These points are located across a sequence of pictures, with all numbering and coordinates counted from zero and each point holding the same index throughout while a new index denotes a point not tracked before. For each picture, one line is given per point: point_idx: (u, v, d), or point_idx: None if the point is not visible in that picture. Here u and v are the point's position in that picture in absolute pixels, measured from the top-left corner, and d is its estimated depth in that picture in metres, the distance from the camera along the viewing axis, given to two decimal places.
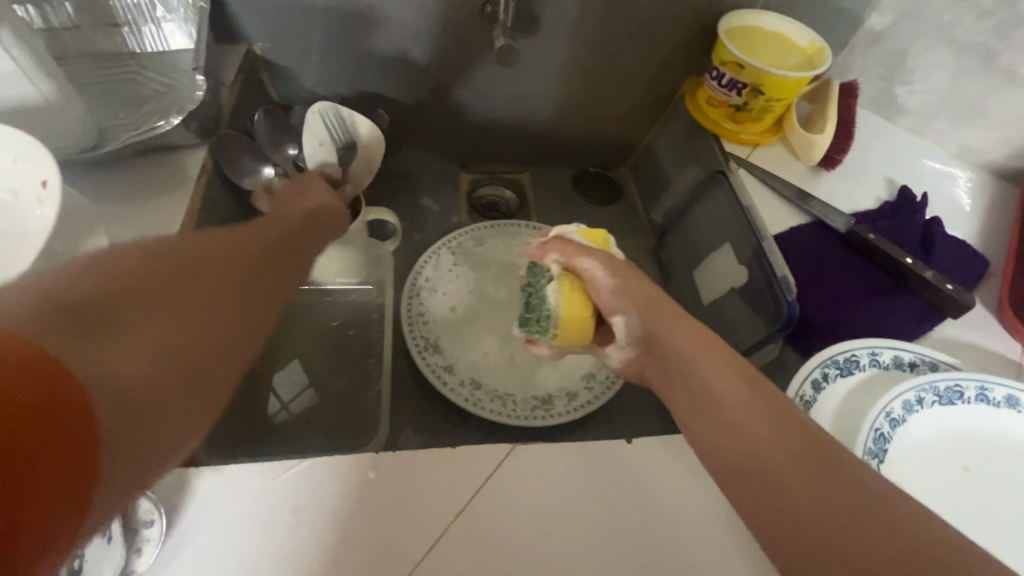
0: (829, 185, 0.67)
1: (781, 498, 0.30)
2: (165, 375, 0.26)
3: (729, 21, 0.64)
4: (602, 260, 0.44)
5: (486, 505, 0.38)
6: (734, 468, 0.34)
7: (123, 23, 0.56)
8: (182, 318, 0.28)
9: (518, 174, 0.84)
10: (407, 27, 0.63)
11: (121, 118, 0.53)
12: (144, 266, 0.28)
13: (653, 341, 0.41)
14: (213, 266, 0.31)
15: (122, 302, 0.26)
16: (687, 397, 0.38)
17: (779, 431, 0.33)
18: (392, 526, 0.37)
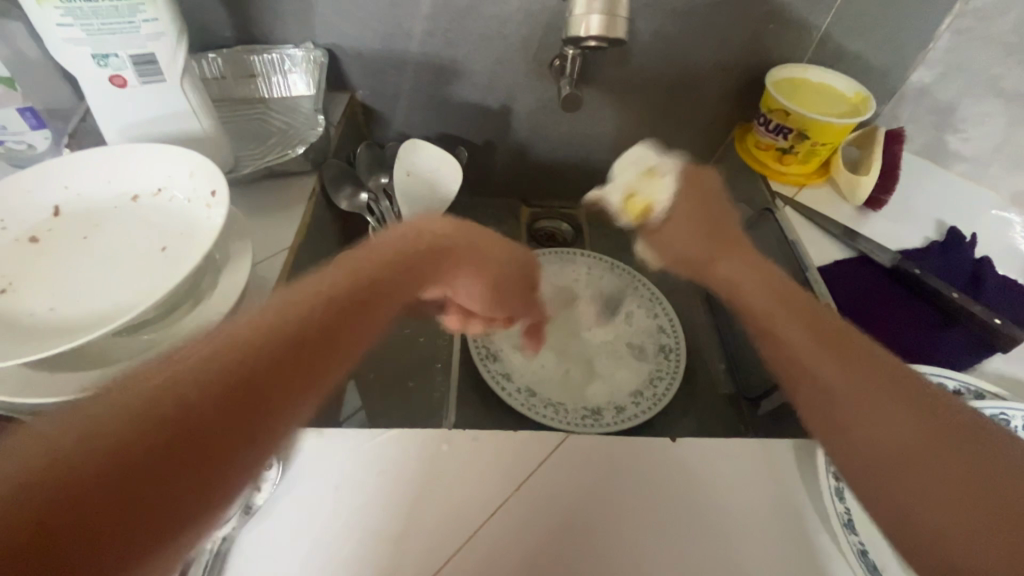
0: (876, 224, 0.70)
1: (906, 477, 0.34)
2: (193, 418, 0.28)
3: (774, 74, 0.70)
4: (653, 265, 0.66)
5: (542, 481, 0.45)
6: (858, 445, 0.37)
7: (258, 74, 0.69)
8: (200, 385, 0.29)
9: (574, 209, 0.91)
10: (486, 79, 0.73)
11: (252, 148, 0.65)
12: (233, 363, 0.30)
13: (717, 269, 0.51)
14: (240, 392, 0.30)
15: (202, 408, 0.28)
16: (800, 357, 0.41)
17: (897, 401, 0.36)
18: (460, 497, 0.43)
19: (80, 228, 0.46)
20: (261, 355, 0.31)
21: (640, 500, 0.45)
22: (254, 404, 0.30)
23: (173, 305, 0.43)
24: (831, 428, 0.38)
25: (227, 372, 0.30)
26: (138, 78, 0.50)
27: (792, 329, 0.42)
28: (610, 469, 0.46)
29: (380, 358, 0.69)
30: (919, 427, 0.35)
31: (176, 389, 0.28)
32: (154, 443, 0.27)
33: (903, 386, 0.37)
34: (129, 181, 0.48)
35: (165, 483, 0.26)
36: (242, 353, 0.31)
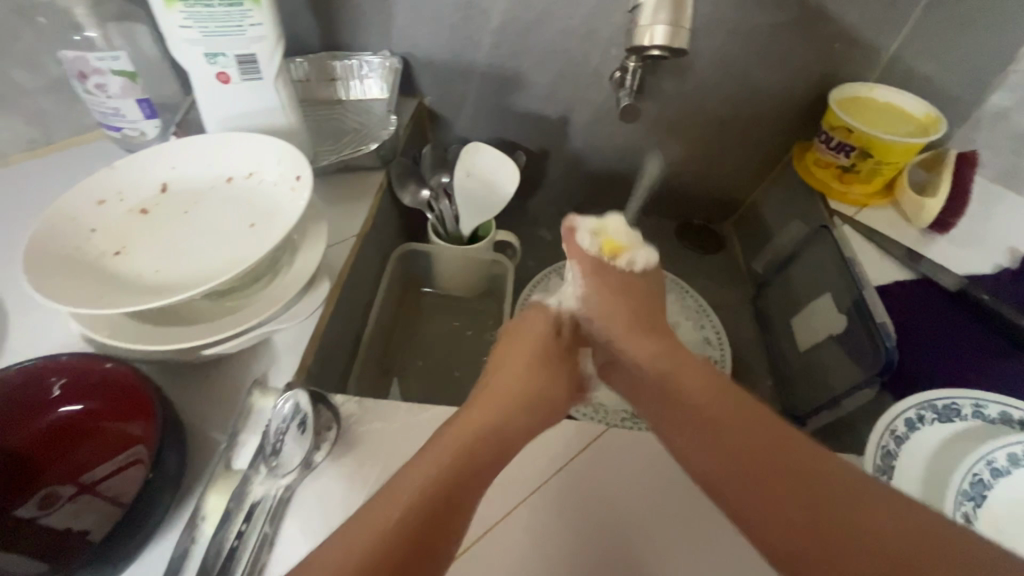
0: (942, 248, 0.67)
1: (748, 502, 0.36)
2: (393, 547, 0.32)
3: (839, 91, 0.69)
4: (574, 244, 0.52)
5: (580, 468, 0.47)
6: (752, 521, 0.36)
7: (338, 78, 0.75)
8: (382, 517, 0.33)
9: (624, 220, 0.93)
10: (547, 89, 0.77)
11: (328, 145, 0.70)
12: (414, 509, 0.33)
13: (609, 334, 0.49)
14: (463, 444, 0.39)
15: (418, 540, 0.33)
16: (659, 418, 0.44)
17: (753, 472, 0.37)
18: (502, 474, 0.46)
19: (182, 204, 0.52)
20: (449, 477, 0.35)
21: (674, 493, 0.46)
22: (448, 506, 0.35)
23: (256, 276, 0.48)
24: (724, 503, 0.38)
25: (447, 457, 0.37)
26: (240, 76, 0.56)
27: (669, 393, 0.44)
28: (647, 462, 0.48)
29: (432, 346, 0.73)
30: (755, 461, 0.37)
31: (361, 547, 0.31)
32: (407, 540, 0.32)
33: (808, 468, 0.36)
34: (226, 165, 0.54)
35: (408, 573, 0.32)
36: (414, 502, 0.34)
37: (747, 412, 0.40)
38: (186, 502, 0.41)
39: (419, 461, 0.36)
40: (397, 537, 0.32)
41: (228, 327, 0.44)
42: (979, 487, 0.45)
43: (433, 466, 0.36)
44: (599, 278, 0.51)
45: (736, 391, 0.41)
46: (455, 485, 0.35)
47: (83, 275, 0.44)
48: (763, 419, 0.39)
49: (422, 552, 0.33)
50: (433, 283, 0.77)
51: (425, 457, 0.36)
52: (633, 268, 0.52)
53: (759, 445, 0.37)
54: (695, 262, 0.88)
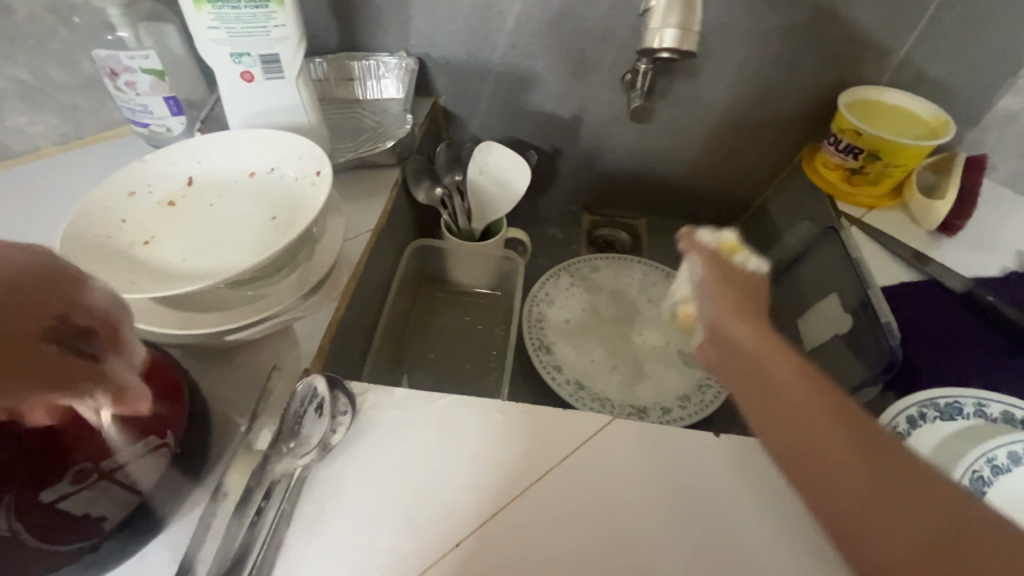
0: (950, 250, 0.68)
1: (885, 515, 0.27)
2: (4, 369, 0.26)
3: (848, 95, 0.70)
4: (698, 250, 0.46)
5: (585, 459, 0.47)
6: (833, 503, 0.29)
7: (356, 78, 0.77)
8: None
9: (634, 220, 0.94)
10: (559, 90, 0.78)
11: (346, 142, 0.72)
12: (50, 316, 0.28)
13: (717, 328, 0.39)
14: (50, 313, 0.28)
15: (12, 383, 0.26)
16: (751, 408, 0.35)
17: (850, 447, 0.29)
18: (509, 462, 0.46)
19: (208, 197, 0.54)
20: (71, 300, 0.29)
21: (680, 489, 0.46)
22: (74, 361, 0.29)
23: (277, 267, 0.50)
24: (803, 481, 0.31)
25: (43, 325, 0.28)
26: (264, 75, 0.58)
27: (765, 391, 0.34)
28: (655, 455, 0.47)
29: (443, 340, 0.75)
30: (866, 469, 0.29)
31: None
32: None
33: (908, 462, 0.29)
34: (250, 161, 0.56)
35: (12, 395, 0.26)
36: (41, 317, 0.27)
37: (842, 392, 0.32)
38: (205, 479, 0.42)
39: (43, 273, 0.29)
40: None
41: (253, 315, 0.47)
42: (979, 483, 0.45)
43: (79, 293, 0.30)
44: (724, 285, 0.42)
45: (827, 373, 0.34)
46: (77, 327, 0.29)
47: (116, 262, 0.46)
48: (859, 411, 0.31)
49: (61, 368, 0.28)
50: (446, 277, 0.79)
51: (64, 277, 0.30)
52: (743, 270, 0.46)
53: (862, 425, 0.30)
54: None
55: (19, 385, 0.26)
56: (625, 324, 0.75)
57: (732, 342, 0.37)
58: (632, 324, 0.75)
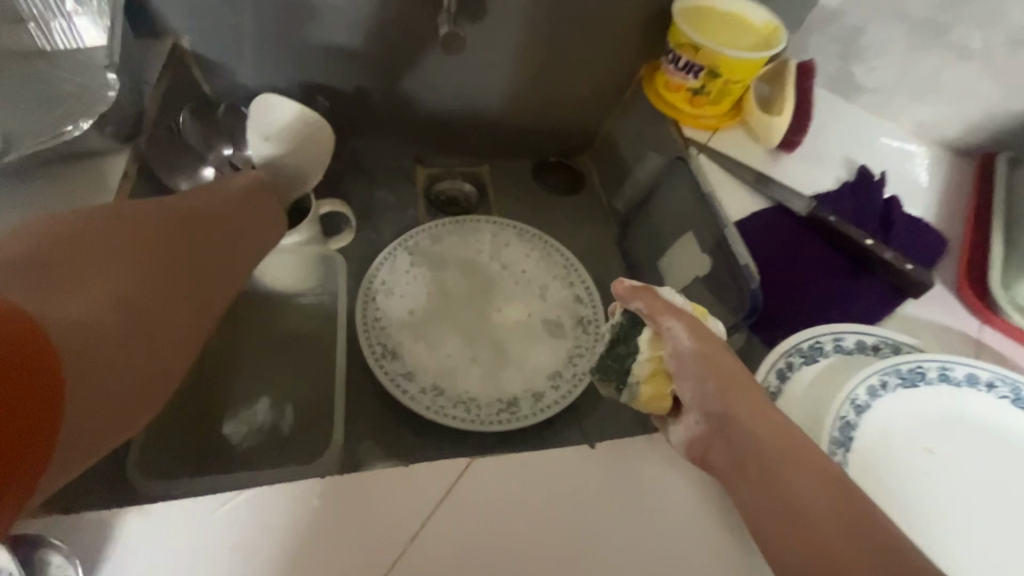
0: (789, 167, 0.66)
1: None
2: (106, 316, 0.33)
3: (681, 2, 0.62)
4: (686, 320, 0.41)
5: (432, 538, 0.37)
6: None
7: (28, 18, 0.51)
8: (107, 283, 0.34)
9: (476, 166, 0.80)
10: (343, 17, 0.60)
11: (29, 123, 0.48)
12: (109, 310, 0.33)
13: (728, 416, 0.37)
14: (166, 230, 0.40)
15: (89, 256, 0.35)
16: (764, 513, 0.35)
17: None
18: (324, 566, 0.35)
19: None
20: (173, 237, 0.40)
21: (544, 542, 0.38)
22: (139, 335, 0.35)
23: None
24: None
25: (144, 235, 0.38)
26: None
27: (790, 502, 0.34)
28: (514, 507, 0.39)
29: (257, 366, 0.59)
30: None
31: (74, 340, 0.31)
32: (82, 325, 0.32)
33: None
34: None
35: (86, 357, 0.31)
36: (155, 241, 0.38)
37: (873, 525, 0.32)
38: None
39: (128, 217, 0.38)
40: (102, 314, 0.33)
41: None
42: (847, 430, 0.43)
43: (139, 251, 0.37)
44: (724, 362, 0.39)
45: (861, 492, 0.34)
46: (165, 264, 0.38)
47: None
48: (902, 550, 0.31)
49: (128, 334, 0.34)
50: (253, 284, 0.60)
51: (131, 224, 0.38)
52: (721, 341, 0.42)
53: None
54: (556, 206, 0.80)
55: (83, 353, 0.31)
56: (480, 302, 0.64)
57: (747, 449, 0.36)
58: (488, 301, 0.65)
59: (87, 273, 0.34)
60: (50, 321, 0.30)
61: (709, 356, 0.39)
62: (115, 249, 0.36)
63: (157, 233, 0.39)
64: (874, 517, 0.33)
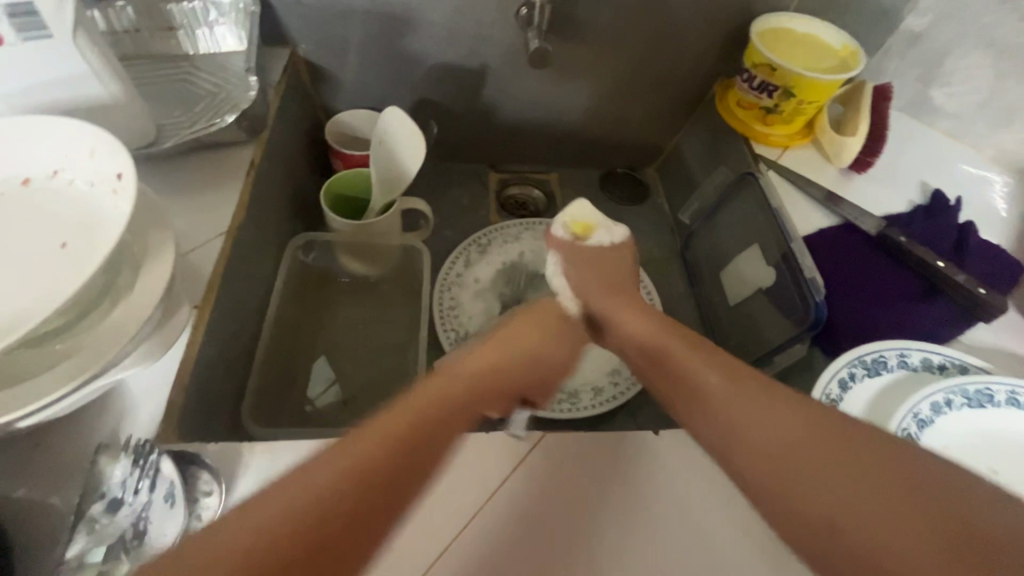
0: (861, 187, 0.67)
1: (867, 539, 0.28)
2: (333, 497, 0.28)
3: (758, 24, 0.64)
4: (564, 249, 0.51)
5: (512, 494, 0.42)
6: (830, 545, 0.29)
7: (181, 27, 0.58)
8: (330, 464, 0.29)
9: (545, 173, 0.85)
10: (441, 31, 0.65)
11: (173, 117, 0.55)
12: (349, 483, 0.29)
13: (591, 300, 0.46)
14: (499, 380, 0.39)
15: (425, 442, 0.32)
16: (722, 447, 0.34)
17: (832, 484, 0.29)
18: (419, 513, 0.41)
19: None
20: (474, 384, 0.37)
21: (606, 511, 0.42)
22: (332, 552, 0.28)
23: (85, 312, 0.37)
24: (791, 528, 0.30)
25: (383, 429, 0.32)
26: (20, 36, 0.39)
27: (735, 426, 0.33)
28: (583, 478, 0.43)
29: (341, 342, 0.65)
30: (867, 501, 0.28)
31: (271, 527, 0.26)
32: (296, 530, 0.27)
33: (895, 475, 0.29)
34: (14, 163, 0.40)
35: None
36: (475, 382, 0.38)
37: (798, 407, 0.32)
38: None
39: (441, 387, 0.35)
40: (334, 496, 0.28)
41: (77, 374, 0.35)
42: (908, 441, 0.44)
43: (396, 429, 0.31)
44: (590, 266, 0.49)
45: (786, 388, 0.34)
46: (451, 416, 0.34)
47: None
48: (827, 426, 0.31)
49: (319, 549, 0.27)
50: (346, 270, 0.67)
51: (437, 393, 0.35)
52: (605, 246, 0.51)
53: (846, 450, 0.30)
54: (620, 214, 0.83)
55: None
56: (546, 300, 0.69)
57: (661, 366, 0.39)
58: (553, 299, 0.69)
59: (424, 453, 0.32)
60: (264, 507, 0.27)
61: (588, 262, 0.49)
62: (391, 428, 0.31)
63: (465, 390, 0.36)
64: (801, 402, 0.33)
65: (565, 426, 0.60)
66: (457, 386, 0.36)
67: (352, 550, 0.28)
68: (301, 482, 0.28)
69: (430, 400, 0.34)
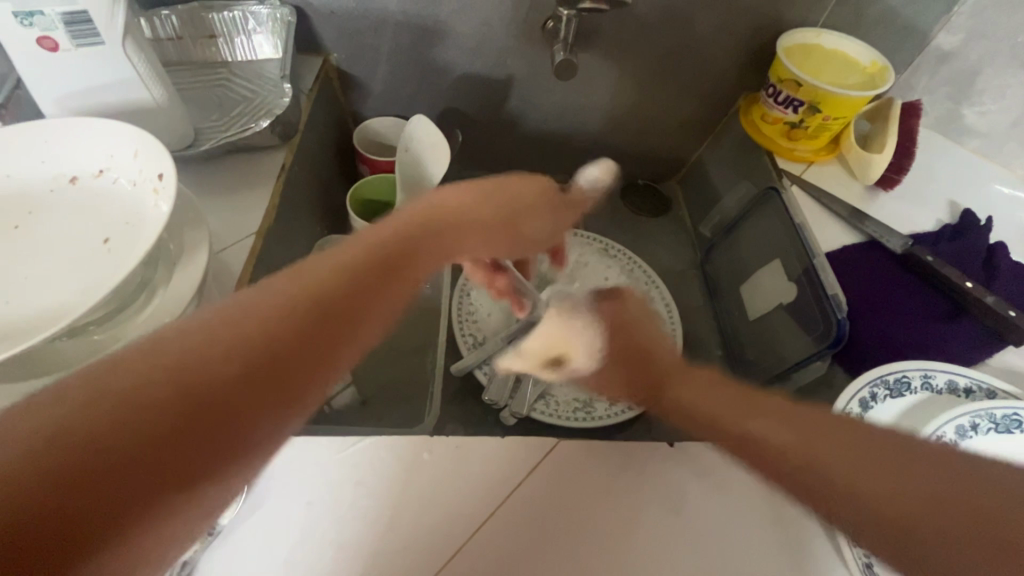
0: (887, 204, 0.66)
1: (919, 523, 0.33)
2: (182, 401, 0.25)
3: (785, 39, 0.64)
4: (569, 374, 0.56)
5: (525, 497, 0.44)
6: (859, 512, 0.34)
7: (219, 36, 0.61)
8: (215, 355, 0.26)
9: (566, 184, 0.86)
10: (469, 42, 0.67)
11: (210, 121, 0.57)
12: (177, 404, 0.25)
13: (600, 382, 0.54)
14: (403, 261, 0.34)
15: (311, 341, 0.28)
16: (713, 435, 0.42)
17: (868, 469, 0.35)
18: (436, 511, 0.43)
19: (12, 214, 0.41)
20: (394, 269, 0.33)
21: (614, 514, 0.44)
22: (219, 423, 0.25)
23: (121, 306, 0.38)
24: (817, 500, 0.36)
25: (278, 330, 0.27)
26: (73, 42, 0.41)
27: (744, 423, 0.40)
28: (593, 484, 0.45)
29: None
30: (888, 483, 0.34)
31: (159, 403, 0.24)
32: (136, 424, 0.24)
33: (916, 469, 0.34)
34: (63, 162, 0.42)
35: (119, 486, 0.23)
36: (353, 269, 0.31)
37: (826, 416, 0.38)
38: None
39: (291, 288, 0.29)
40: (170, 407, 0.24)
41: None
42: None
43: (245, 336, 0.27)
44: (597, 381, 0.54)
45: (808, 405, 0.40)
46: (338, 311, 0.29)
47: None
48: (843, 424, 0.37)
49: (175, 450, 0.24)
50: None
51: (309, 288, 0.30)
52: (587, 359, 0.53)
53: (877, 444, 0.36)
54: (641, 225, 0.83)
55: (131, 479, 0.23)
56: None
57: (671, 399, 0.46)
58: None
59: (299, 368, 0.28)
60: (155, 387, 0.24)
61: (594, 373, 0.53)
62: (220, 338, 0.26)
63: (362, 291, 0.31)
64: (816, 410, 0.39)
65: (579, 435, 0.60)
66: (325, 286, 0.30)
67: (189, 466, 0.25)
68: (121, 379, 0.24)
69: (270, 303, 0.28)
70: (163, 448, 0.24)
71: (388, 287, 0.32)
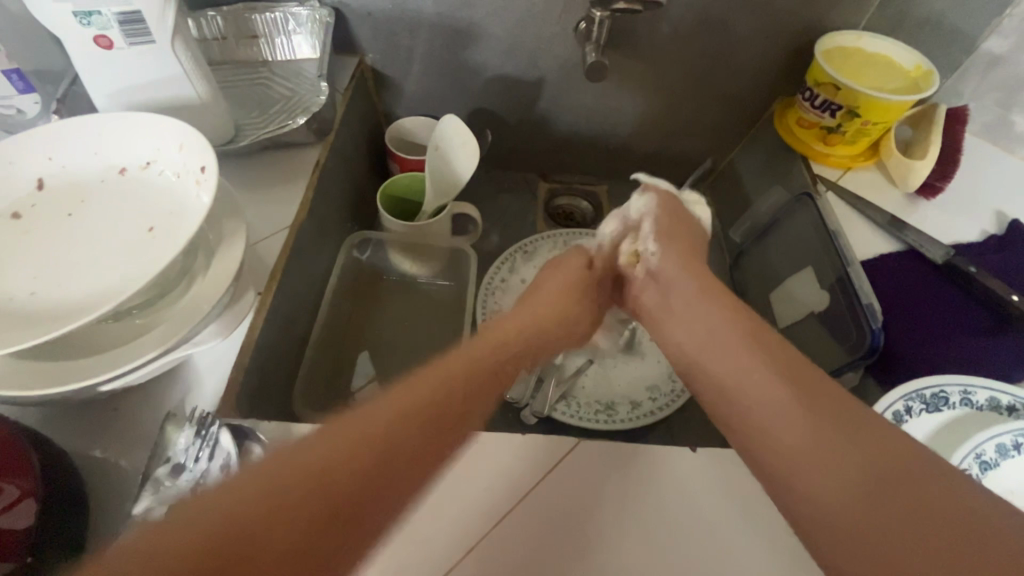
0: (929, 213, 0.63)
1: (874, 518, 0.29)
2: (342, 457, 0.30)
3: (823, 42, 0.62)
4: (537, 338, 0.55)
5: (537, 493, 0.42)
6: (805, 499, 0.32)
7: (261, 36, 0.63)
8: (366, 424, 0.32)
9: (594, 186, 0.85)
10: (501, 43, 0.67)
11: (249, 117, 0.59)
12: (348, 457, 0.30)
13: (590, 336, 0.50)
14: (492, 370, 0.41)
15: (432, 418, 0.35)
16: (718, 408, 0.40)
17: (833, 458, 0.32)
18: (445, 505, 0.41)
19: (66, 201, 0.43)
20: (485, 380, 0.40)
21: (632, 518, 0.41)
22: (360, 500, 0.30)
23: (162, 291, 0.40)
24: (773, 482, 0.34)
25: (424, 410, 0.35)
26: (126, 41, 0.43)
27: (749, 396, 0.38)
28: (612, 484, 0.43)
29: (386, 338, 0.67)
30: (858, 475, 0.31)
31: (320, 465, 0.29)
32: (299, 472, 0.29)
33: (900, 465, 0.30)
34: (113, 154, 0.44)
35: (283, 530, 0.27)
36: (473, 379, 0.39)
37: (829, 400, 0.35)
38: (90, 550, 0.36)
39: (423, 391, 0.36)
40: (328, 454, 0.30)
41: (154, 345, 0.38)
42: None
43: (390, 414, 0.33)
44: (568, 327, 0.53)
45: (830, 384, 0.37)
46: (443, 404, 0.36)
47: None
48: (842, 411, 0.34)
49: (326, 497, 0.29)
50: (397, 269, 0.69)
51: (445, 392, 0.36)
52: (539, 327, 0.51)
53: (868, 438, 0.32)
54: None
55: (294, 522, 0.27)
56: None
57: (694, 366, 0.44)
58: None
59: (425, 449, 0.33)
60: (319, 450, 0.30)
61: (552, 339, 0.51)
62: (377, 416, 0.33)
63: (469, 393, 0.38)
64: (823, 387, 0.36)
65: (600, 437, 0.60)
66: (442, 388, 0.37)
67: (347, 518, 0.29)
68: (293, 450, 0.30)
69: (417, 398, 0.35)
70: (311, 495, 0.28)
71: (453, 423, 0.36)
